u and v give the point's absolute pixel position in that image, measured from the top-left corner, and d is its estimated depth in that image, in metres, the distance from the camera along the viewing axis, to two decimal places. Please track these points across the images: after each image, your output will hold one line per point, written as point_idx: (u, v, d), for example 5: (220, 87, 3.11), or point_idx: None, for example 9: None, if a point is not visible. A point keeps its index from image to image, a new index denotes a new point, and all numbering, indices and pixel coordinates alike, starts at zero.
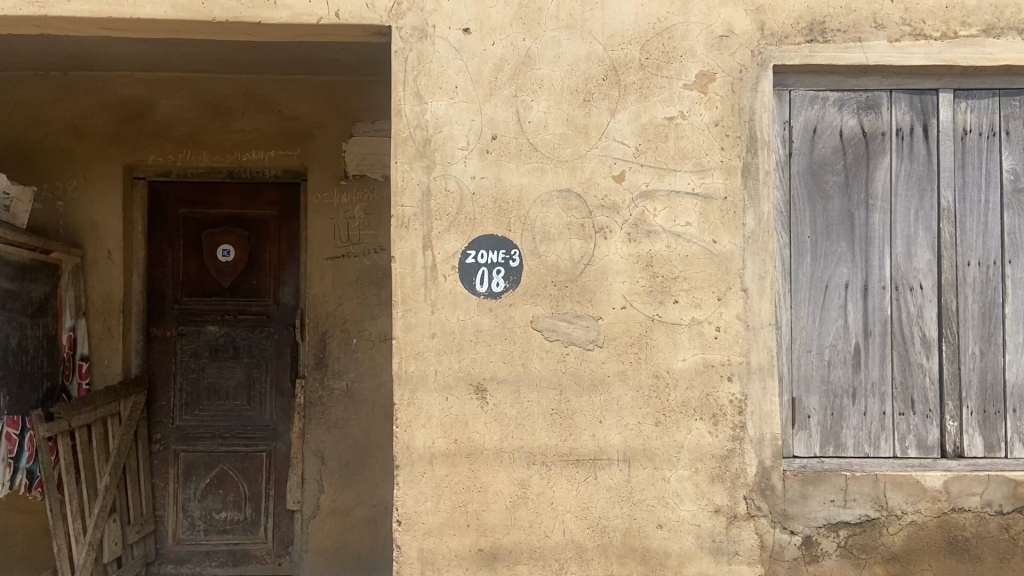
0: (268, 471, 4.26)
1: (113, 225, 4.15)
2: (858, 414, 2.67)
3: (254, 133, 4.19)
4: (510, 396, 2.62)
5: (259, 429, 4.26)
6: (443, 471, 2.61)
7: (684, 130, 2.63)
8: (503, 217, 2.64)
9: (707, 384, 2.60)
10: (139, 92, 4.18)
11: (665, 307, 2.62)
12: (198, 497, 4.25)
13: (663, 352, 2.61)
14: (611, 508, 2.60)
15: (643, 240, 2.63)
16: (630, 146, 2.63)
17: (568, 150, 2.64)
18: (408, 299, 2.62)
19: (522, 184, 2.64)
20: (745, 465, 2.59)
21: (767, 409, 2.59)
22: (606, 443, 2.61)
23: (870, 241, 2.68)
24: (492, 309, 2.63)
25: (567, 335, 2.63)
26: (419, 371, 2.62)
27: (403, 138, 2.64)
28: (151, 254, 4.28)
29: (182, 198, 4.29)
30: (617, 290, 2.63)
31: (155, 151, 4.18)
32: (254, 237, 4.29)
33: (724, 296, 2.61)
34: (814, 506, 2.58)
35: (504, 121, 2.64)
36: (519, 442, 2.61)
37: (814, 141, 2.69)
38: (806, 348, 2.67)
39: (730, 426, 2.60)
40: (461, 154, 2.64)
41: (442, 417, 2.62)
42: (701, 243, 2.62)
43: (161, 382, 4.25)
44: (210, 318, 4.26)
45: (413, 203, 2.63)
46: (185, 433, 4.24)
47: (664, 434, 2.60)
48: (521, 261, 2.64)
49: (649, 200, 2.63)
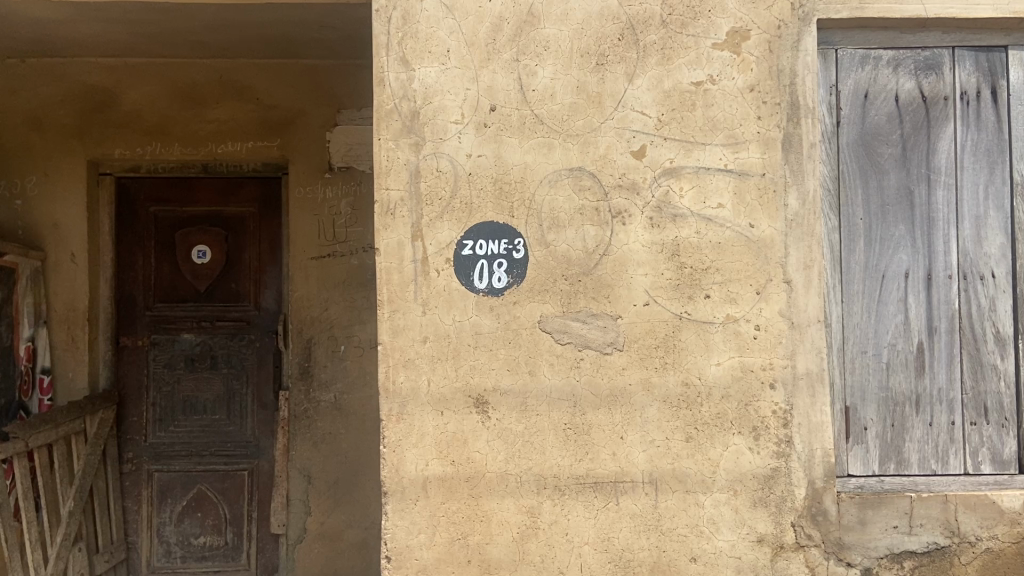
0: (249, 491, 3.87)
1: (78, 224, 3.76)
2: (922, 425, 2.28)
3: (230, 123, 3.81)
4: (517, 409, 2.25)
5: (240, 446, 3.87)
6: (440, 497, 2.23)
7: (713, 97, 2.26)
8: (505, 200, 2.26)
9: (745, 392, 2.23)
10: (104, 80, 3.80)
11: (695, 303, 2.25)
12: (173, 521, 3.86)
13: (694, 355, 2.24)
14: (636, 539, 2.23)
15: (668, 226, 2.26)
16: (650, 117, 2.26)
17: (579, 122, 2.27)
18: (395, 299, 2.25)
19: (526, 162, 2.27)
20: (794, 486, 2.21)
21: (817, 421, 2.22)
22: (629, 462, 2.23)
23: (933, 222, 2.29)
24: (494, 309, 2.26)
25: (580, 337, 2.25)
26: (409, 382, 2.25)
27: (387, 111, 2.27)
28: (121, 257, 3.90)
29: (153, 195, 3.92)
30: (637, 283, 2.26)
31: (122, 143, 3.79)
32: (231, 237, 3.91)
33: (764, 289, 2.24)
34: (874, 534, 2.21)
35: (504, 89, 2.27)
36: (527, 463, 2.24)
37: (866, 107, 2.30)
38: (861, 349, 2.28)
39: (774, 442, 2.22)
40: (455, 129, 2.27)
41: (436, 436, 2.24)
42: (736, 228, 2.25)
43: (133, 397, 3.87)
44: (185, 325, 3.87)
45: (399, 186, 2.26)
46: (159, 451, 3.85)
47: (696, 451, 2.23)
48: (526, 252, 2.26)
49: (674, 178, 2.26)
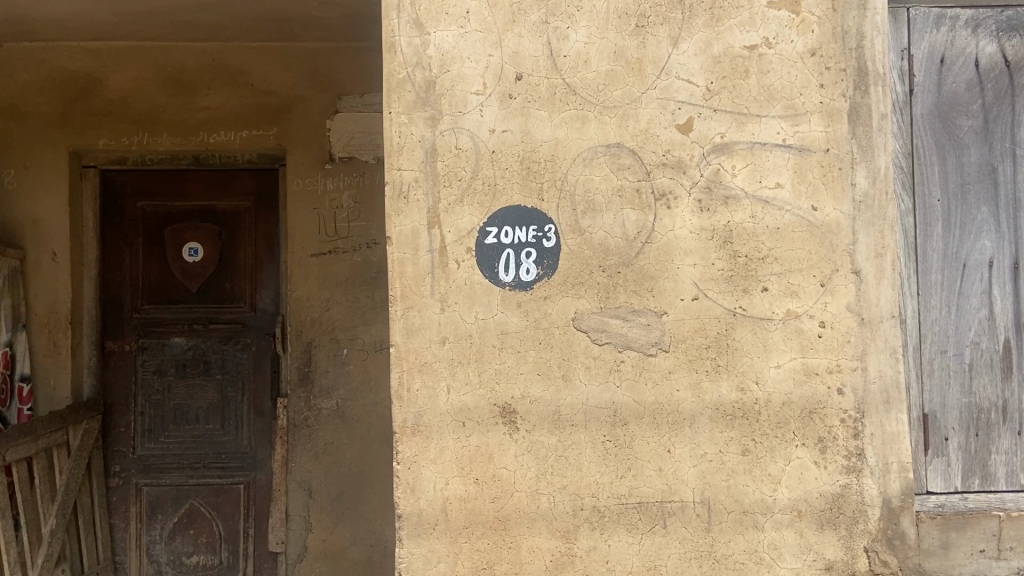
0: (246, 507, 3.54)
1: (60, 218, 3.43)
2: (1010, 435, 2.01)
3: (222, 110, 3.48)
4: (549, 419, 1.97)
5: (236, 458, 3.55)
6: (462, 522, 1.96)
7: (769, 63, 1.98)
8: (533, 181, 1.99)
9: (809, 399, 1.96)
10: (87, 65, 3.46)
11: (751, 297, 1.98)
12: (163, 539, 3.55)
13: (750, 357, 1.97)
14: (687, 567, 1.96)
15: (719, 209, 1.98)
16: (698, 86, 1.99)
17: (617, 93, 1.99)
18: (410, 295, 1.98)
19: (557, 138, 1.99)
20: (866, 506, 1.95)
21: (892, 432, 1.95)
22: (678, 479, 1.97)
23: (1019, 204, 2.02)
24: (522, 305, 1.98)
25: (620, 337, 1.98)
26: (426, 390, 1.97)
27: (398, 81, 2.00)
28: (106, 255, 3.58)
29: (141, 188, 3.60)
30: (684, 275, 1.98)
31: (107, 133, 3.46)
32: (225, 233, 3.59)
33: (830, 281, 1.96)
34: (958, 560, 1.96)
35: (532, 55, 2.00)
36: (561, 480, 1.97)
37: (943, 73, 2.03)
38: (941, 348, 2.01)
39: (843, 455, 1.95)
40: (476, 101, 1.99)
41: (457, 450, 1.97)
42: (797, 211, 1.97)
43: (120, 406, 3.55)
44: (177, 328, 3.56)
45: (413, 165, 1.99)
46: (148, 464, 3.54)
47: (753, 466, 1.96)
48: (557, 240, 1.99)
49: (726, 155, 1.98)
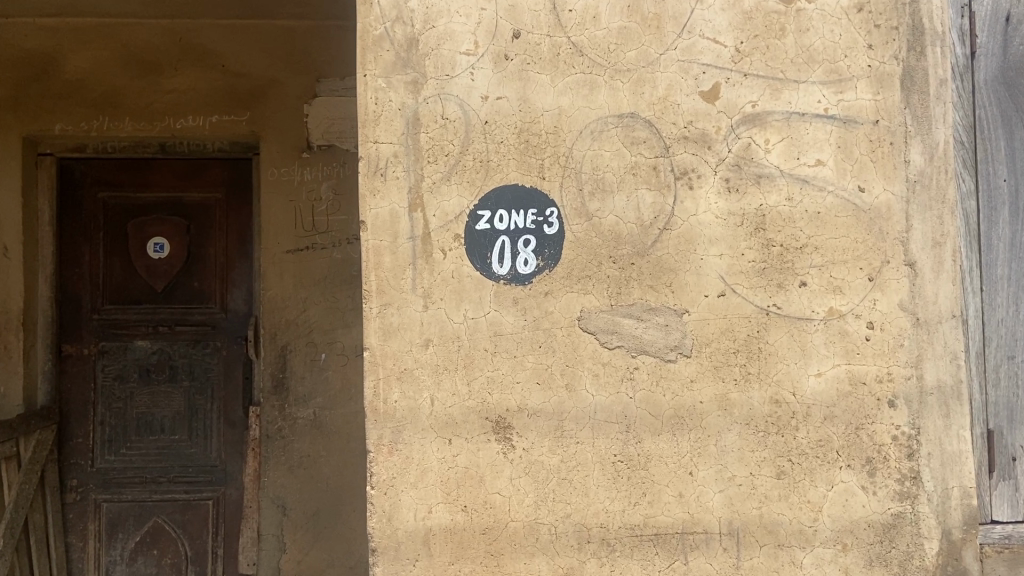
0: (214, 525, 3.09)
1: (10, 207, 2.96)
2: None
3: (192, 94, 3.04)
4: (551, 434, 1.68)
5: (204, 471, 3.10)
6: (448, 557, 1.66)
7: (810, 20, 1.70)
8: (532, 156, 1.70)
9: (855, 412, 1.67)
10: (41, 44, 2.99)
11: (787, 293, 1.69)
12: (124, 560, 3.09)
13: (786, 363, 1.68)
14: None
15: (750, 190, 1.70)
16: (725, 46, 1.70)
17: (631, 53, 1.70)
18: (386, 289, 1.68)
19: (560, 106, 1.70)
20: (923, 539, 1.66)
21: (952, 452, 1.66)
22: (701, 507, 1.67)
23: None
24: (518, 300, 1.69)
25: (633, 339, 1.69)
26: (406, 401, 1.67)
27: (374, 38, 1.70)
28: (64, 249, 3.11)
29: (101, 177, 3.13)
30: (709, 267, 1.69)
31: (64, 118, 3.00)
32: (193, 227, 3.15)
33: (879, 275, 1.68)
34: None
35: (530, 10, 1.71)
36: (564, 507, 1.67)
37: (1009, 34, 1.78)
38: (1009, 354, 1.76)
39: (895, 479, 1.66)
40: (465, 62, 1.70)
41: (442, 472, 1.67)
42: (841, 193, 1.69)
43: (77, 415, 3.08)
44: (140, 331, 3.10)
45: (392, 137, 1.69)
46: (108, 477, 3.08)
47: (790, 492, 1.67)
48: (560, 225, 1.69)
49: (758, 127, 1.70)
